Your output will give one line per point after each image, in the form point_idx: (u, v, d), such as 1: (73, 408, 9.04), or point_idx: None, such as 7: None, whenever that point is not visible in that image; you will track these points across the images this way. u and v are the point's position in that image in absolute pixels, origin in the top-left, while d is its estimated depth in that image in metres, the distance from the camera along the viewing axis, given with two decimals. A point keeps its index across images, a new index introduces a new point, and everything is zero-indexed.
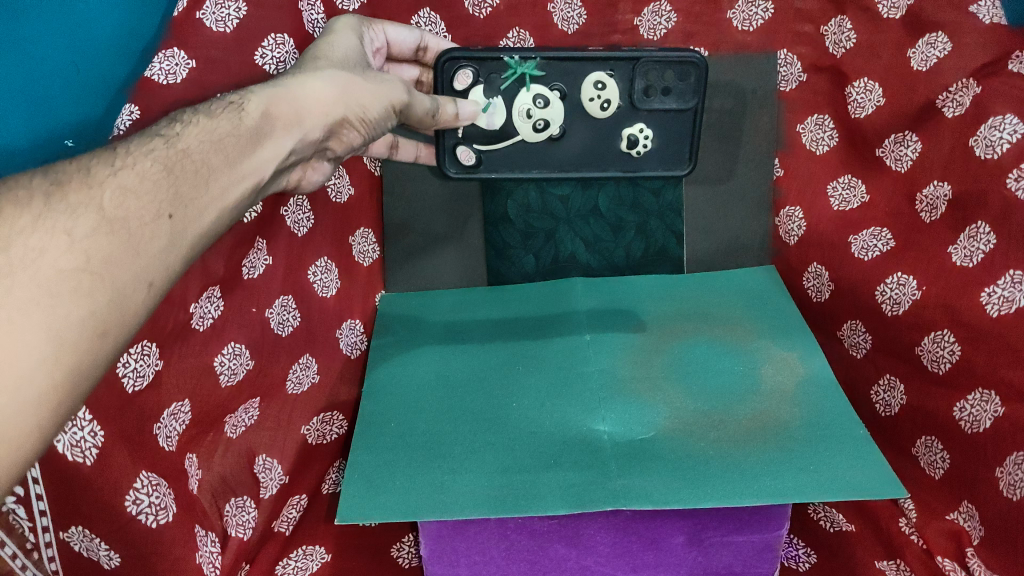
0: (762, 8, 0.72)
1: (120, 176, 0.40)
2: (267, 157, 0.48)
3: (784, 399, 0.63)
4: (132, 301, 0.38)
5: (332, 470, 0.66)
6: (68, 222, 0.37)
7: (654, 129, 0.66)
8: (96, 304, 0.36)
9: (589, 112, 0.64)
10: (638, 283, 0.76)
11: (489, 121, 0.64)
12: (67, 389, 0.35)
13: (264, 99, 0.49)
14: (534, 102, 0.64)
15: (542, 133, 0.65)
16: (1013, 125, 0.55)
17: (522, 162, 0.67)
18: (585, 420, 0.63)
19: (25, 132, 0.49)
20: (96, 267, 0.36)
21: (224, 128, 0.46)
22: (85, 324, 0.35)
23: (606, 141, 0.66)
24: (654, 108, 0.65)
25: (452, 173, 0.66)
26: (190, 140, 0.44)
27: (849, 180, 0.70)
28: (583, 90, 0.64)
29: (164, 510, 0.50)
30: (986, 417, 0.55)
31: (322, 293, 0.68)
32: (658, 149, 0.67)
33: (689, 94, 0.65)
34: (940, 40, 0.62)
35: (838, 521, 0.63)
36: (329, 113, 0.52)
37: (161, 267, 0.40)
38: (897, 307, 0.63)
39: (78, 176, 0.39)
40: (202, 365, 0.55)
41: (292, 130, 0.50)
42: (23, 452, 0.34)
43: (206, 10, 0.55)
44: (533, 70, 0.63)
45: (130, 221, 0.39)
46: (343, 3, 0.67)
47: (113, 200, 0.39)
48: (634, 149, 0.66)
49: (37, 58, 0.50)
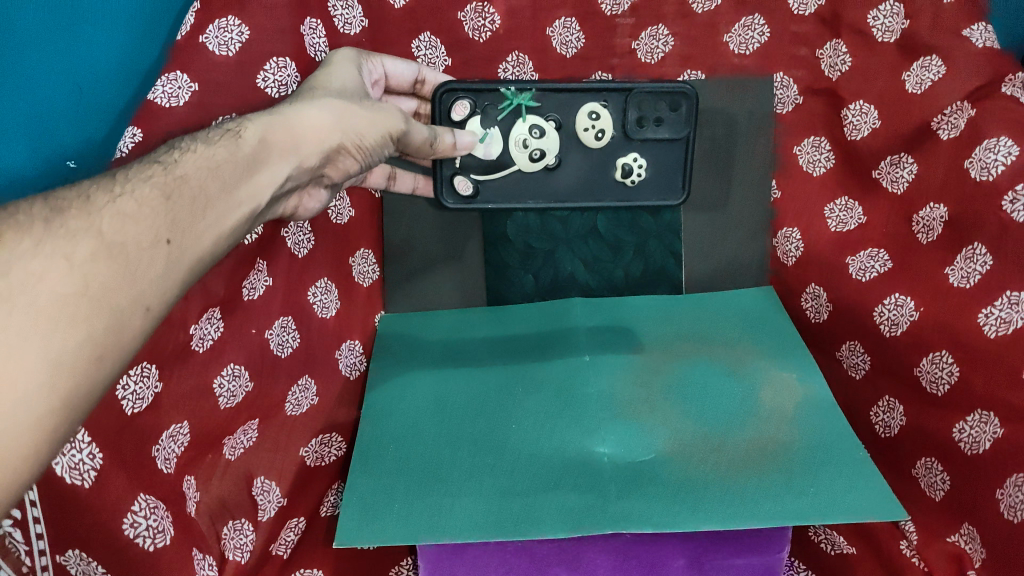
0: (759, 33, 0.72)
1: (119, 203, 0.40)
2: (264, 184, 0.49)
3: (783, 421, 0.63)
4: (130, 324, 0.38)
5: (332, 492, 0.66)
6: (68, 248, 0.37)
7: (648, 158, 0.67)
8: (95, 329, 0.36)
9: (584, 142, 0.65)
10: (639, 303, 0.76)
11: (486, 151, 0.65)
12: (66, 413, 0.35)
13: (262, 127, 0.49)
14: (530, 132, 0.65)
15: (539, 163, 0.66)
16: (1009, 147, 0.56)
17: (518, 193, 0.67)
18: (585, 443, 0.63)
19: (27, 160, 0.49)
20: (95, 292, 0.36)
21: (222, 155, 0.47)
22: (83, 348, 0.35)
23: (600, 171, 0.67)
24: (648, 138, 0.66)
25: (449, 204, 0.66)
26: (188, 167, 0.45)
27: (846, 202, 0.70)
28: (577, 120, 0.65)
29: (162, 533, 0.50)
30: (986, 438, 0.55)
31: (322, 314, 0.68)
32: (653, 177, 0.68)
33: (682, 122, 0.66)
34: (935, 63, 0.62)
35: (839, 544, 0.63)
36: (326, 140, 0.52)
37: (158, 292, 0.40)
38: (895, 327, 0.63)
39: (77, 203, 0.40)
40: (201, 386, 0.55)
41: (288, 157, 0.51)
42: (20, 476, 0.34)
43: (209, 34, 0.55)
44: (529, 101, 0.64)
45: (129, 247, 0.39)
46: (343, 27, 0.67)
47: (113, 226, 0.39)
48: (629, 178, 0.67)
49: (38, 85, 0.50)
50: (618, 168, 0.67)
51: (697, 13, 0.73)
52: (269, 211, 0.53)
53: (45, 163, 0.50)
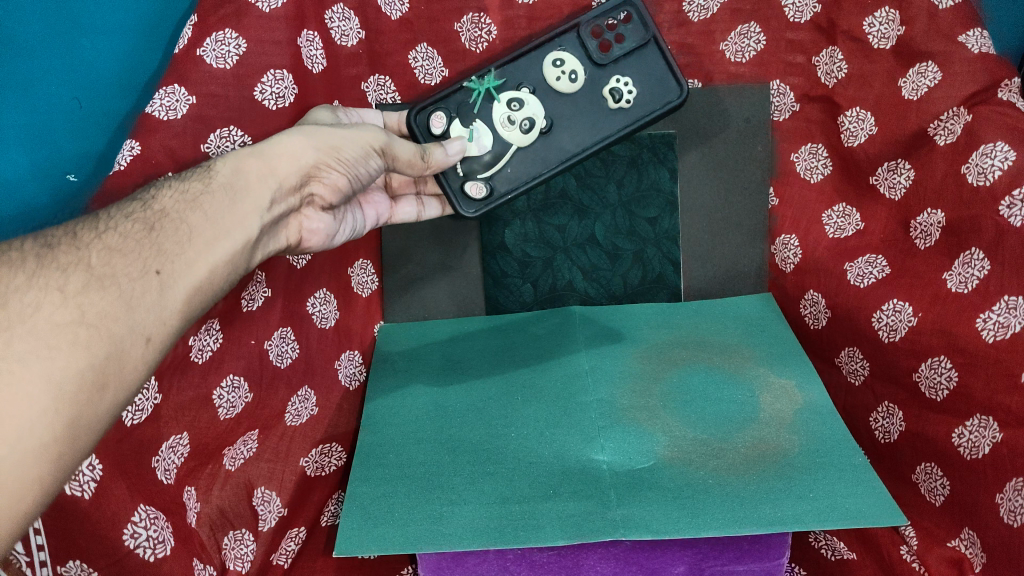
0: (754, 40, 0.73)
1: (105, 238, 0.43)
2: (248, 209, 0.49)
3: (783, 427, 0.63)
4: (131, 355, 0.40)
5: (332, 500, 0.65)
6: (60, 280, 0.40)
7: (635, 77, 0.64)
8: (95, 357, 0.38)
9: (561, 89, 0.64)
10: (637, 310, 0.76)
11: (479, 145, 0.64)
12: (69, 440, 0.37)
13: (233, 159, 0.50)
14: (510, 107, 0.64)
15: (533, 132, 0.64)
16: (1005, 152, 0.56)
17: (530, 174, 0.64)
18: (585, 450, 0.63)
19: (24, 165, 0.51)
20: (92, 320, 0.39)
21: (197, 188, 0.47)
22: (85, 376, 0.38)
23: (594, 107, 0.64)
24: (620, 59, 0.64)
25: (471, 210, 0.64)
26: (165, 201, 0.46)
27: (843, 208, 0.71)
28: (545, 74, 0.64)
29: (162, 543, 0.50)
30: (985, 443, 0.55)
31: (321, 324, 0.68)
32: (645, 92, 0.64)
33: (641, 30, 0.64)
34: (931, 69, 0.63)
35: (839, 549, 0.62)
36: (301, 158, 0.52)
37: (156, 320, 0.42)
38: (894, 333, 0.63)
39: (66, 240, 0.43)
40: (201, 397, 0.55)
41: (266, 182, 0.50)
42: (26, 502, 0.36)
43: (206, 47, 0.56)
44: (494, 81, 0.64)
45: (118, 277, 0.41)
46: (342, 39, 0.68)
47: (102, 259, 0.42)
48: (621, 101, 0.63)
49: (40, 94, 0.52)
50: (609, 99, 0.64)
51: (694, 21, 0.74)
52: (270, 244, 0.53)
53: (39, 166, 0.51)
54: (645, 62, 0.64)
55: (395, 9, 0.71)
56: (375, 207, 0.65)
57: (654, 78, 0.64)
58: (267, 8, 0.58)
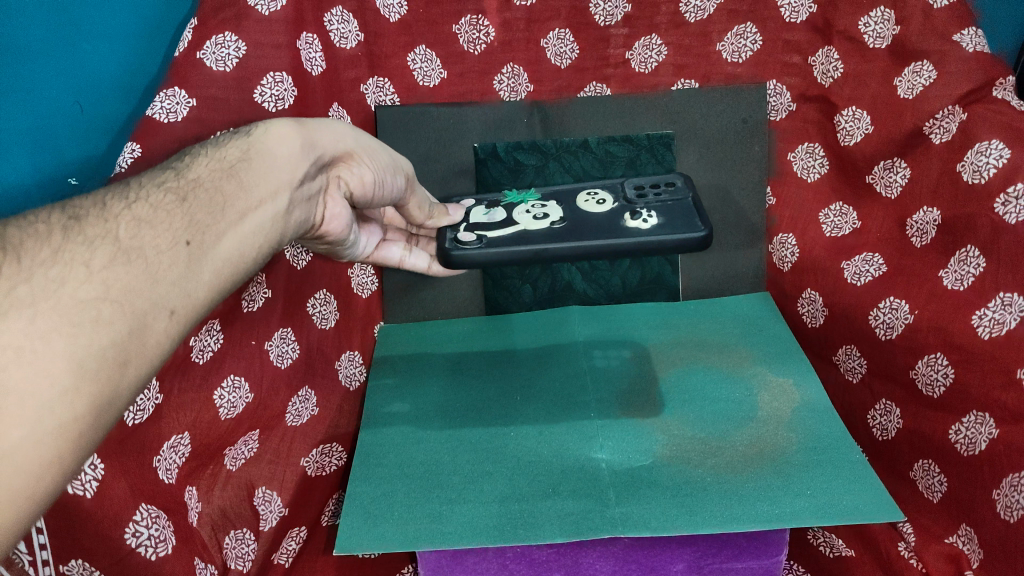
0: (750, 40, 0.74)
1: (135, 208, 0.41)
2: (283, 178, 0.49)
3: (780, 425, 0.64)
4: (154, 329, 0.38)
5: (332, 501, 0.66)
6: (85, 254, 0.37)
7: (660, 213, 0.64)
8: (118, 333, 0.36)
9: (585, 209, 0.66)
10: (637, 310, 0.78)
11: (490, 217, 0.67)
12: (90, 421, 0.34)
13: (272, 125, 0.50)
14: (533, 207, 0.67)
15: (543, 221, 0.65)
16: (1000, 150, 0.57)
17: (521, 240, 0.63)
18: (585, 449, 0.63)
19: (27, 171, 0.49)
20: (116, 296, 0.37)
21: (233, 156, 0.48)
22: (105, 354, 0.35)
23: (611, 220, 0.64)
24: (653, 203, 0.66)
25: (452, 255, 0.63)
26: (200, 171, 0.46)
27: (840, 207, 0.71)
28: (579, 200, 0.68)
29: (164, 542, 0.51)
30: (982, 439, 0.55)
31: (321, 325, 0.69)
32: (667, 221, 0.63)
33: (683, 190, 0.67)
34: (926, 68, 0.63)
35: (838, 547, 0.62)
36: (340, 141, 0.54)
37: (180, 294, 0.40)
38: (891, 331, 0.64)
39: (94, 210, 0.40)
40: (202, 398, 0.55)
41: (306, 152, 0.51)
42: (44, 480, 0.33)
43: (206, 50, 0.57)
44: (532, 197, 0.69)
45: (145, 250, 0.39)
46: (341, 42, 0.69)
47: (130, 231, 0.40)
48: (636, 220, 0.63)
49: (40, 97, 0.51)
50: (629, 218, 0.64)
51: (691, 22, 0.74)
52: (300, 213, 0.51)
53: (43, 171, 0.50)
54: (675, 208, 0.65)
55: (393, 10, 0.72)
56: (370, 237, 0.67)
57: (679, 218, 0.63)
58: (266, 11, 0.60)
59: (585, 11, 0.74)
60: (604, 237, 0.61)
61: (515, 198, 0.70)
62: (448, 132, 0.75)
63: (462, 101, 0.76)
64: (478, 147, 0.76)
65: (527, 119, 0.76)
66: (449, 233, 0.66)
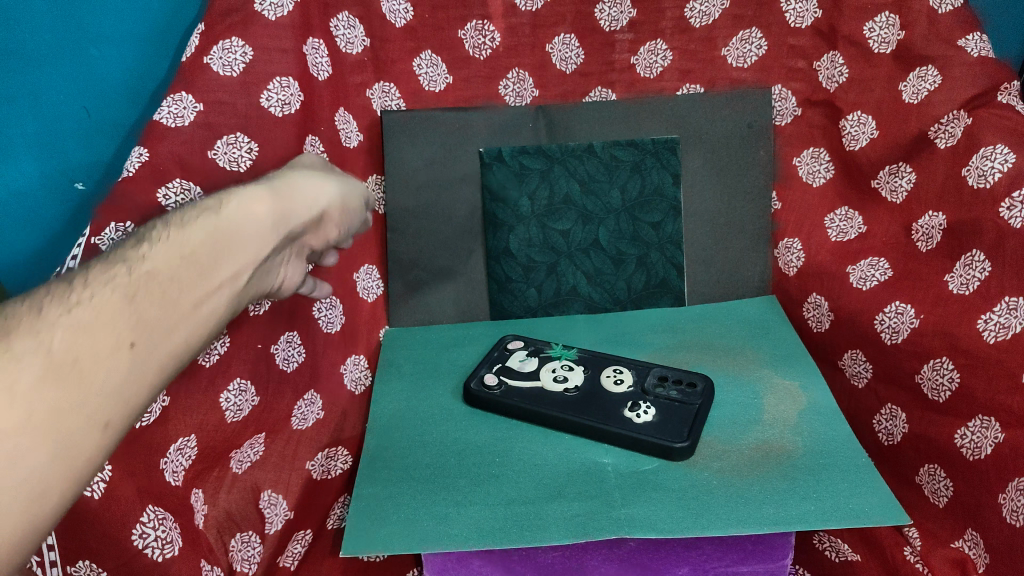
0: (755, 46, 0.74)
1: (76, 313, 0.36)
2: (248, 257, 0.45)
3: (786, 427, 0.64)
4: (84, 447, 0.34)
5: (338, 505, 0.64)
6: (12, 374, 0.32)
7: (658, 412, 0.63)
8: (38, 465, 0.31)
9: (604, 385, 0.66)
10: (638, 317, 0.78)
11: (523, 364, 0.69)
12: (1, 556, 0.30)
13: (243, 196, 0.47)
14: (561, 364, 0.69)
15: (560, 385, 0.66)
16: (1005, 154, 0.57)
17: (533, 401, 0.65)
18: (591, 454, 0.62)
19: (30, 175, 0.54)
20: (39, 423, 0.32)
21: (194, 240, 0.43)
22: (21, 494, 0.30)
23: (607, 408, 0.64)
24: (660, 399, 0.64)
25: (472, 390, 0.68)
26: (156, 257, 0.41)
27: (845, 212, 0.71)
28: (603, 372, 0.68)
29: (170, 543, 0.50)
30: (988, 444, 0.55)
31: (327, 329, 0.70)
32: (658, 424, 0.62)
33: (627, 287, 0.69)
34: (930, 74, 0.63)
35: (844, 551, 0.61)
36: (314, 203, 0.52)
37: (116, 405, 0.35)
38: (896, 335, 0.64)
39: (26, 317, 0.35)
40: (208, 401, 0.56)
41: (278, 226, 0.48)
42: None
43: (213, 55, 0.58)
44: (569, 355, 0.70)
45: (84, 363, 0.34)
46: (347, 47, 0.69)
47: (67, 340, 0.34)
48: (633, 414, 0.62)
49: (49, 103, 0.53)
50: (627, 409, 0.63)
51: (696, 26, 0.74)
52: (258, 283, 0.49)
53: (49, 174, 0.54)
54: (674, 413, 0.63)
55: (399, 16, 0.71)
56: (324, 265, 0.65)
57: (677, 422, 0.62)
58: (272, 16, 0.60)
59: (590, 16, 0.74)
60: (593, 418, 0.63)
61: (558, 351, 0.71)
62: (454, 137, 0.76)
63: (468, 106, 0.76)
64: (484, 151, 0.76)
65: (534, 124, 0.76)
66: (499, 351, 0.72)
